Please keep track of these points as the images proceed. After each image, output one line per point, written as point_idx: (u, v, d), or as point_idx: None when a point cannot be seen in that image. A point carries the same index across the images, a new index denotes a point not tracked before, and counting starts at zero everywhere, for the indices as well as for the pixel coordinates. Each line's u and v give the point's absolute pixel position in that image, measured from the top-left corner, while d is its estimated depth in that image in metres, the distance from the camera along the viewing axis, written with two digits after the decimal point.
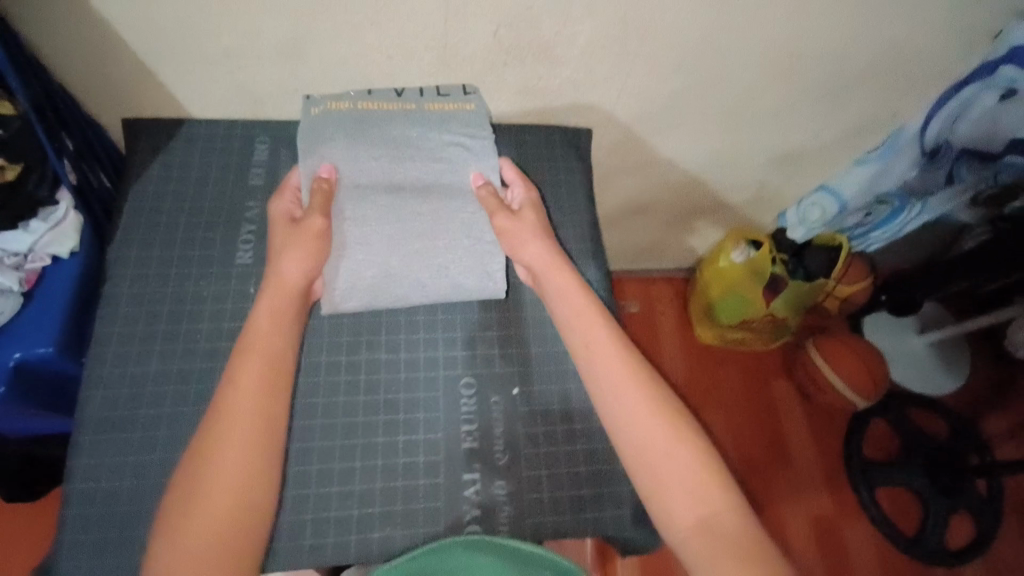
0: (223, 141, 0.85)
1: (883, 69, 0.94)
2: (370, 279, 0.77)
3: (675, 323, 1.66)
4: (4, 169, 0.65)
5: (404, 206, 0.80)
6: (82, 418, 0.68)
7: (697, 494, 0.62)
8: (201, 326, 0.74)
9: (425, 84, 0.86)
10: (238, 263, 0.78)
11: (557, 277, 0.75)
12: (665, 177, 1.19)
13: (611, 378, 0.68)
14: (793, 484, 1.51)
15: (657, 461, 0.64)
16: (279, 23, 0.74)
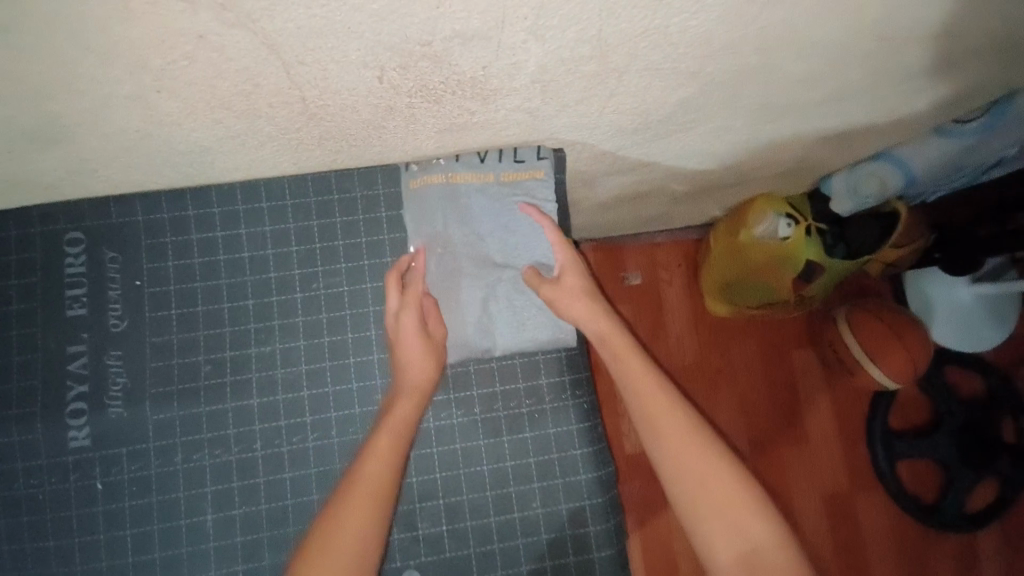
0: (21, 251, 0.61)
1: (1002, 40, 0.61)
2: (460, 335, 0.67)
3: (683, 295, 1.41)
4: None
5: (488, 282, 0.67)
6: None
7: (742, 527, 0.59)
8: (47, 543, 0.60)
9: (293, 140, 0.56)
10: (72, 447, 0.60)
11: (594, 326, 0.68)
12: (668, 172, 0.89)
13: (659, 412, 0.65)
14: (808, 461, 1.40)
15: (699, 489, 0.61)
16: (12, 107, 0.45)
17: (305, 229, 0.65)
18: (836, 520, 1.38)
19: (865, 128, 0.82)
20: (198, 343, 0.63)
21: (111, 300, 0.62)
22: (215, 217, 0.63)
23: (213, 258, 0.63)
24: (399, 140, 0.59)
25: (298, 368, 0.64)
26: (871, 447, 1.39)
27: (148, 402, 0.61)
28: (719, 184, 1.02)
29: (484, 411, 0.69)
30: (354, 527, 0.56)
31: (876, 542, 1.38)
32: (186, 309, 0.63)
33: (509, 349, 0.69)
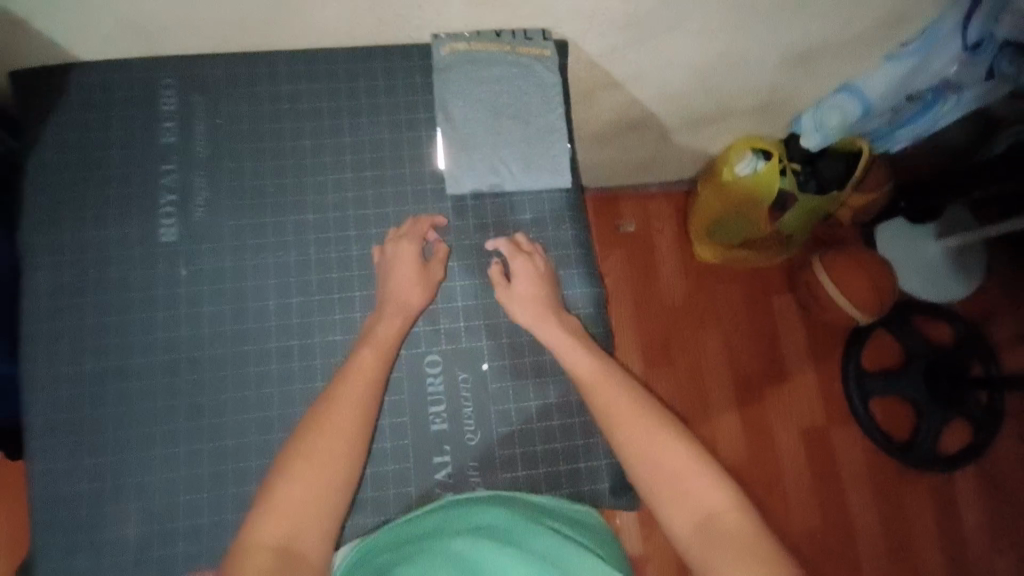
0: (121, 92, 0.73)
1: None
2: (469, 168, 0.74)
3: (672, 242, 1.54)
4: None
5: (497, 126, 0.76)
6: (29, 423, 0.66)
7: (697, 501, 0.57)
8: (132, 319, 0.68)
9: (353, 0, 0.69)
10: (162, 242, 0.70)
11: (550, 331, 0.69)
12: (657, 91, 1.03)
13: (607, 398, 0.64)
14: (787, 396, 1.50)
15: (651, 470, 0.59)
16: None
17: (356, 88, 0.76)
18: (814, 454, 1.47)
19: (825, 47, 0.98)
20: (264, 170, 0.73)
21: (197, 132, 0.73)
22: (284, 73, 0.75)
23: (280, 102, 0.75)
24: (439, 9, 0.73)
25: (346, 195, 0.74)
26: (846, 383, 1.50)
27: (226, 212, 0.72)
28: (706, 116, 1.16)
29: (500, 242, 0.74)
30: (338, 433, 0.59)
31: (852, 476, 1.47)
32: (259, 141, 0.74)
33: (521, 188, 0.76)
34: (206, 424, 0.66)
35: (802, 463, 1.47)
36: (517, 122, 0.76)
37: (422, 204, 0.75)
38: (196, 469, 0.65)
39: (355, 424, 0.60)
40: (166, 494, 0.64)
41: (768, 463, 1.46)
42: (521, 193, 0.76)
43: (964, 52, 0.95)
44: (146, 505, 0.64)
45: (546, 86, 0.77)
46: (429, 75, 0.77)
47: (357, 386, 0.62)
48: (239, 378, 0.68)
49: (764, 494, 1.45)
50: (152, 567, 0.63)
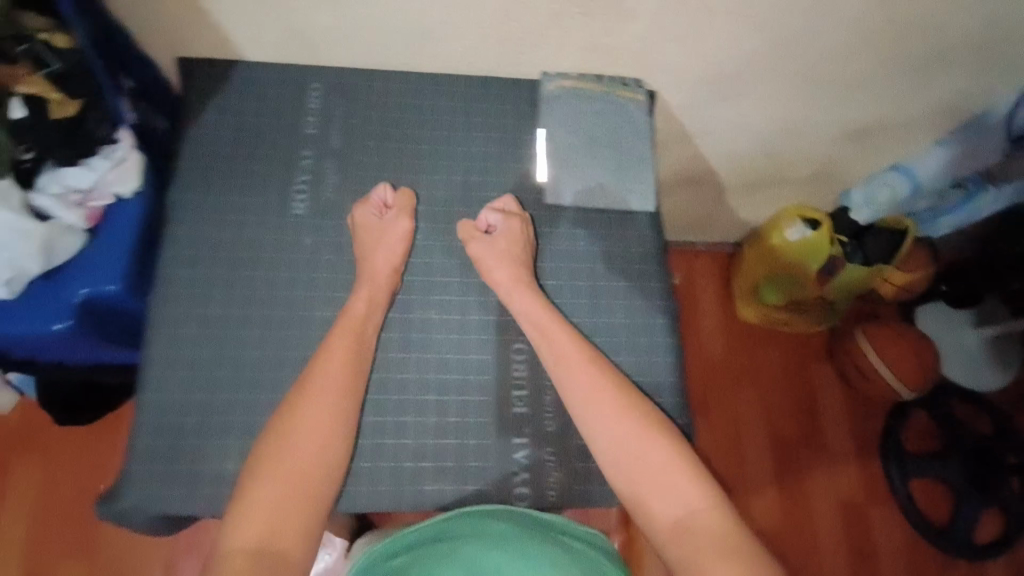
0: (276, 88, 0.85)
1: (975, 41, 0.91)
2: (571, 185, 0.84)
3: (715, 299, 1.59)
4: (65, 105, 0.66)
5: (596, 154, 0.86)
6: (150, 355, 0.70)
7: (674, 496, 0.63)
8: (257, 274, 0.75)
9: (486, 34, 0.82)
10: (293, 213, 0.79)
11: (526, 303, 0.74)
12: (722, 153, 1.14)
13: (584, 390, 0.69)
14: (825, 464, 1.48)
15: (630, 463, 0.65)
16: None
17: (472, 108, 0.87)
18: (851, 529, 1.43)
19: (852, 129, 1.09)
20: (386, 165, 0.83)
21: (334, 128, 0.84)
22: (413, 87, 0.87)
23: (406, 112, 0.86)
24: (554, 50, 0.85)
25: (455, 194, 0.83)
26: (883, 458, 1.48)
27: (351, 195, 0.81)
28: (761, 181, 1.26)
29: (587, 253, 0.82)
30: (303, 439, 0.64)
31: (889, 556, 1.42)
32: (384, 140, 0.85)
33: (612, 207, 0.84)
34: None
35: (838, 536, 1.43)
36: (614, 153, 0.87)
37: (522, 211, 0.83)
38: None
39: (322, 434, 0.65)
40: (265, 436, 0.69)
41: (802, 536, 1.42)
42: (613, 212, 0.84)
43: (1009, 141, 1.10)
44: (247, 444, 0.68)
45: (637, 125, 0.88)
46: (536, 105, 0.88)
47: (334, 380, 0.68)
48: None
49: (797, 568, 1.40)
50: None
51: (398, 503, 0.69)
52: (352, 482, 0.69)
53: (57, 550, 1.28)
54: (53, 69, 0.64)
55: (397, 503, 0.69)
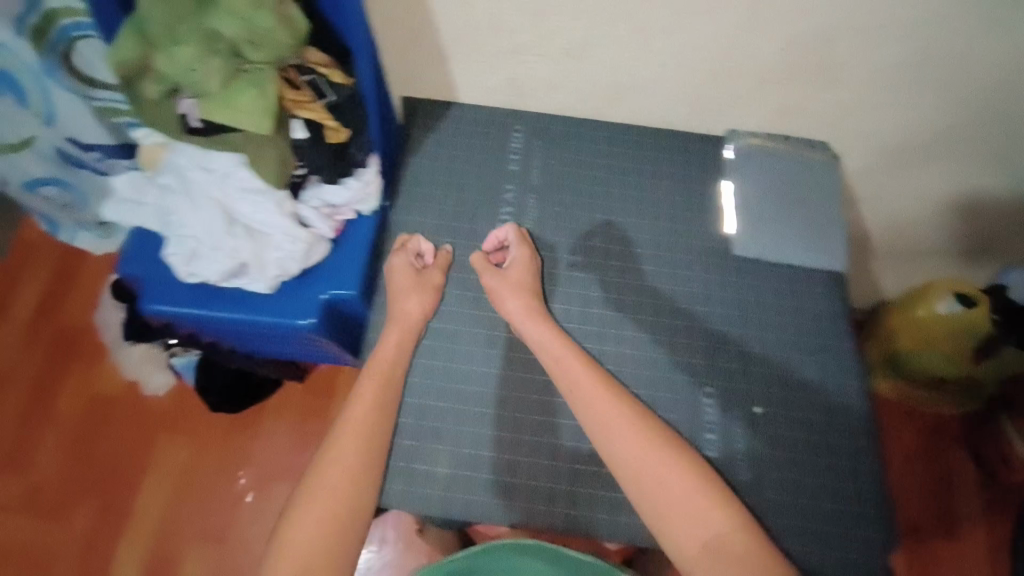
0: (484, 126, 0.94)
1: None
2: (758, 236, 0.87)
3: None
4: (333, 131, 0.75)
5: (783, 207, 0.89)
6: (373, 357, 0.79)
7: (696, 520, 0.66)
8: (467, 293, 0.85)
9: (688, 92, 0.88)
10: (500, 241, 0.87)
11: (543, 335, 0.78)
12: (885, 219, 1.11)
13: (606, 423, 0.73)
14: (962, 564, 1.29)
15: (647, 489, 0.69)
16: (577, 24, 0.78)
17: (660, 158, 0.93)
18: None
19: (942, 205, 1.06)
20: (581, 203, 0.90)
21: (534, 166, 0.92)
22: (606, 133, 0.94)
23: (599, 159, 0.92)
24: (747, 109, 0.89)
25: (645, 236, 0.87)
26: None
27: (550, 229, 0.88)
28: (927, 245, 1.17)
29: (772, 304, 0.84)
30: (347, 452, 0.71)
31: None
32: (579, 183, 0.91)
33: (798, 260, 0.86)
34: (514, 399, 0.79)
35: None
36: (802, 208, 0.89)
37: (709, 262, 0.86)
38: (504, 431, 0.78)
39: (362, 448, 0.72)
40: (473, 445, 0.77)
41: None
42: (800, 265, 0.86)
43: None
44: (457, 449, 0.77)
45: (827, 188, 0.90)
46: (725, 163, 0.92)
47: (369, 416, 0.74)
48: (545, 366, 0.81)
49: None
50: (458, 503, 0.76)
51: (596, 527, 0.75)
52: (551, 500, 0.76)
53: (203, 531, 1.36)
54: (331, 100, 0.74)
55: (595, 526, 0.75)
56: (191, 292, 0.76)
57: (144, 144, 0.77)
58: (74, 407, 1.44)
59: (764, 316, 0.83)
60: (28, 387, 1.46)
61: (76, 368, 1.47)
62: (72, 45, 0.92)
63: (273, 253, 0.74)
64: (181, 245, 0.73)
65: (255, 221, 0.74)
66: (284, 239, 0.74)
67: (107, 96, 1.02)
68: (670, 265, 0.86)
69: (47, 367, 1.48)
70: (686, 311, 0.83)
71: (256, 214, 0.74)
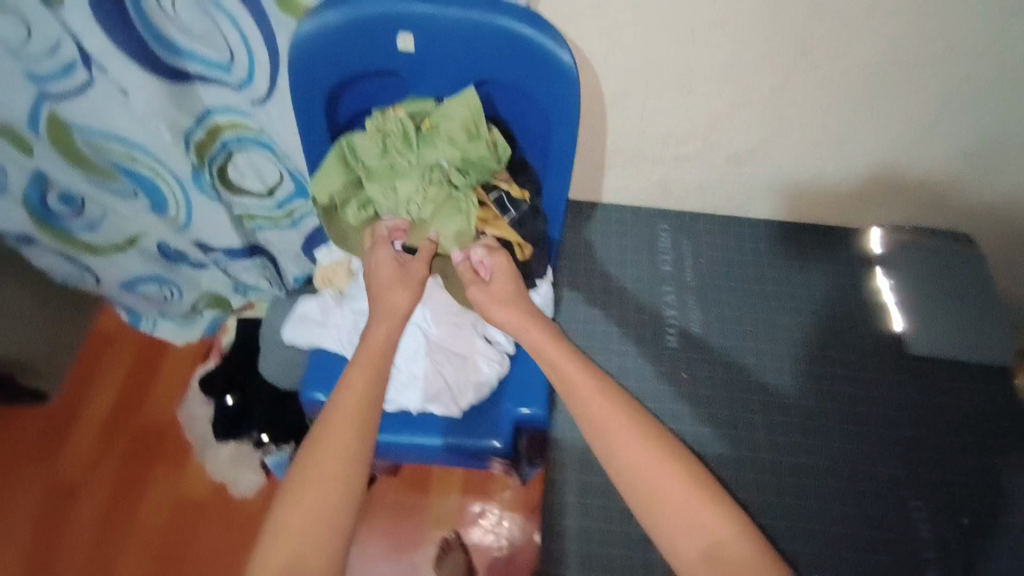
0: (632, 226, 0.95)
1: None
2: (927, 331, 0.86)
3: None
4: (517, 248, 0.73)
5: (946, 296, 0.88)
6: (559, 481, 0.79)
7: (694, 521, 0.54)
8: (648, 404, 0.82)
9: (837, 191, 0.90)
10: (669, 346, 0.86)
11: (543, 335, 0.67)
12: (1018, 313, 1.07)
13: (603, 419, 0.60)
14: None
15: (639, 487, 0.56)
16: (744, 136, 0.80)
17: (805, 253, 0.94)
18: None
19: None
20: (740, 304, 0.90)
21: (687, 265, 0.93)
22: (749, 229, 0.96)
23: (749, 255, 0.94)
24: (893, 204, 0.92)
25: (811, 336, 0.87)
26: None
27: (716, 333, 0.87)
28: None
29: (956, 401, 0.82)
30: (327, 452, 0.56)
31: None
32: (732, 282, 0.92)
33: (973, 355, 0.84)
34: None
35: None
36: (966, 299, 0.87)
37: (881, 359, 0.85)
38: None
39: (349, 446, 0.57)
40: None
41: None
42: (973, 360, 0.84)
43: None
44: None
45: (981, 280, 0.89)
46: (876, 255, 0.93)
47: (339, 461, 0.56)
48: (742, 480, 0.77)
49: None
50: None
51: None
52: None
53: None
54: (509, 216, 0.72)
55: None
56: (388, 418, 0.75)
57: (322, 263, 0.81)
58: (154, 516, 1.34)
59: (950, 415, 0.81)
60: (106, 495, 1.36)
61: (160, 472, 1.38)
62: (228, 156, 0.92)
63: (469, 377, 0.73)
64: (380, 373, 0.73)
65: (452, 346, 0.73)
66: (479, 362, 0.74)
67: (247, 202, 1.03)
68: (842, 364, 0.85)
69: (126, 471, 1.39)
70: (870, 413, 0.82)
71: (453, 339, 0.74)
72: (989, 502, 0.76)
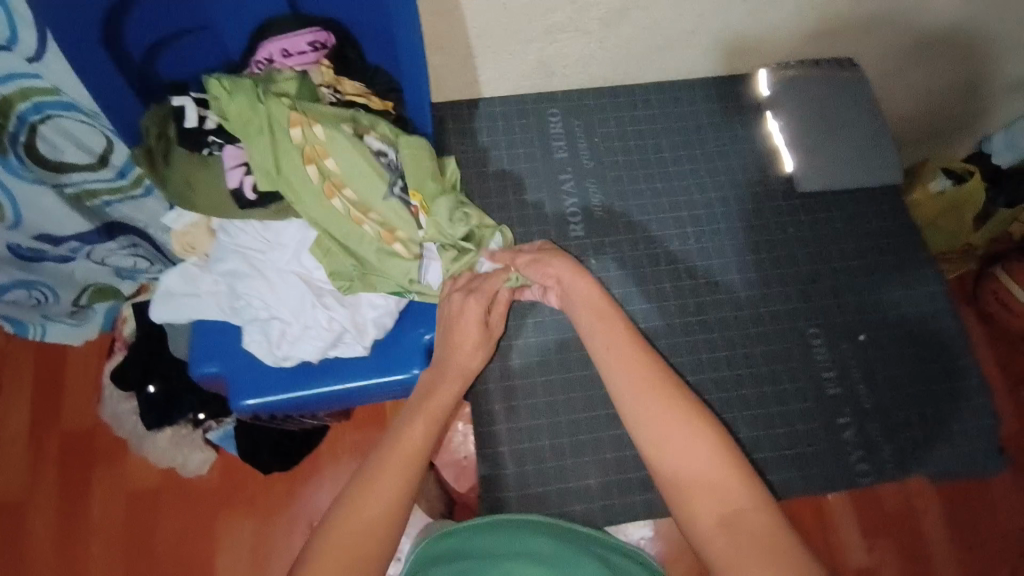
0: (520, 118, 0.89)
1: None
2: (820, 168, 0.86)
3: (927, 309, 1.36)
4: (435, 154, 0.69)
5: (832, 127, 0.88)
6: (482, 392, 0.75)
7: (709, 485, 0.54)
8: None
9: (718, 37, 0.86)
10: (573, 235, 0.83)
11: (576, 280, 0.65)
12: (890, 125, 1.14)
13: (636, 387, 0.59)
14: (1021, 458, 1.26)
15: (673, 463, 0.56)
16: None
17: (697, 111, 0.91)
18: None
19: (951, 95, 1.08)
20: (639, 177, 0.87)
21: (581, 148, 0.88)
22: (639, 97, 0.91)
23: (643, 125, 0.90)
24: (775, 42, 0.89)
25: (711, 194, 0.87)
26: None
27: (620, 210, 0.85)
28: None
29: (847, 230, 0.86)
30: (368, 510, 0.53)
31: None
32: (630, 156, 0.88)
33: (859, 181, 0.87)
34: None
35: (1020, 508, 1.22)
36: (849, 128, 0.88)
37: (777, 203, 0.87)
38: None
39: (394, 498, 0.54)
40: (616, 449, 0.74)
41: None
42: (860, 186, 0.87)
43: None
44: (601, 456, 0.73)
45: (866, 105, 0.90)
46: (766, 99, 0.91)
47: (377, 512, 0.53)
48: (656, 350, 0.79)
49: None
50: (619, 511, 0.72)
51: None
52: None
53: None
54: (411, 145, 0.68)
55: None
56: (287, 378, 0.69)
57: (176, 229, 0.68)
58: (110, 518, 1.29)
59: (843, 241, 0.85)
60: (54, 511, 1.29)
61: (100, 476, 1.31)
62: (33, 129, 0.80)
63: (368, 313, 0.67)
64: (265, 330, 0.66)
65: (338, 284, 0.66)
66: (375, 295, 0.67)
67: (81, 178, 0.89)
68: (744, 217, 0.85)
69: (65, 482, 1.31)
70: (771, 256, 0.84)
71: (339, 277, 0.66)
72: (882, 315, 0.81)
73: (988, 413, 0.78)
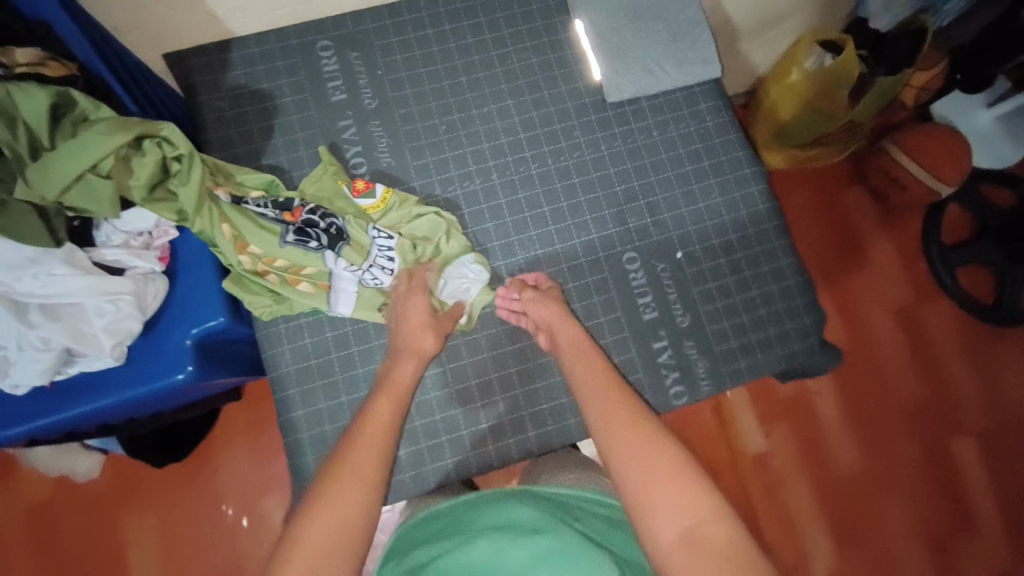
0: (283, 56, 0.75)
1: None
2: (631, 74, 0.77)
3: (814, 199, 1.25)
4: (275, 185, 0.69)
5: (644, 23, 0.78)
6: (274, 379, 0.69)
7: (672, 499, 0.50)
8: None
9: None
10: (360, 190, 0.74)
11: (563, 325, 0.67)
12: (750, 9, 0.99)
13: (602, 405, 0.60)
14: (916, 328, 1.21)
15: (635, 471, 0.53)
16: None
17: (494, 22, 0.79)
18: (943, 359, 1.20)
19: None
20: (432, 110, 0.76)
21: (362, 85, 0.75)
22: (424, 13, 0.78)
23: (432, 46, 0.78)
24: None
25: (513, 119, 0.77)
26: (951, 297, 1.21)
27: (409, 153, 0.75)
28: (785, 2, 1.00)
29: (664, 142, 0.78)
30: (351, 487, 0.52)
31: (969, 392, 1.18)
32: (420, 86, 0.77)
33: (676, 82, 0.79)
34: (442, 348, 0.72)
35: (915, 379, 1.18)
36: (662, 23, 0.79)
37: (587, 119, 0.78)
38: (446, 388, 0.71)
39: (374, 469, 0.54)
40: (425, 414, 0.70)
41: (942, 415, 1.17)
42: (676, 89, 0.79)
43: None
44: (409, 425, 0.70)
45: None
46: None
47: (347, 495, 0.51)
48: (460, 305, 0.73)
49: (870, 506, 1.13)
50: (430, 475, 0.69)
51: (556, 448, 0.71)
52: (523, 431, 0.71)
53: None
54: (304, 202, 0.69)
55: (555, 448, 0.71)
56: (36, 403, 0.63)
57: None
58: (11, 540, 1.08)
59: (659, 153, 0.78)
60: None
61: None
62: None
63: (94, 322, 0.59)
64: None
65: (51, 295, 0.57)
66: (102, 301, 0.59)
67: None
68: (550, 140, 0.77)
69: None
70: (582, 183, 0.76)
71: (48, 287, 0.57)
72: (702, 228, 0.76)
73: (810, 311, 0.75)
